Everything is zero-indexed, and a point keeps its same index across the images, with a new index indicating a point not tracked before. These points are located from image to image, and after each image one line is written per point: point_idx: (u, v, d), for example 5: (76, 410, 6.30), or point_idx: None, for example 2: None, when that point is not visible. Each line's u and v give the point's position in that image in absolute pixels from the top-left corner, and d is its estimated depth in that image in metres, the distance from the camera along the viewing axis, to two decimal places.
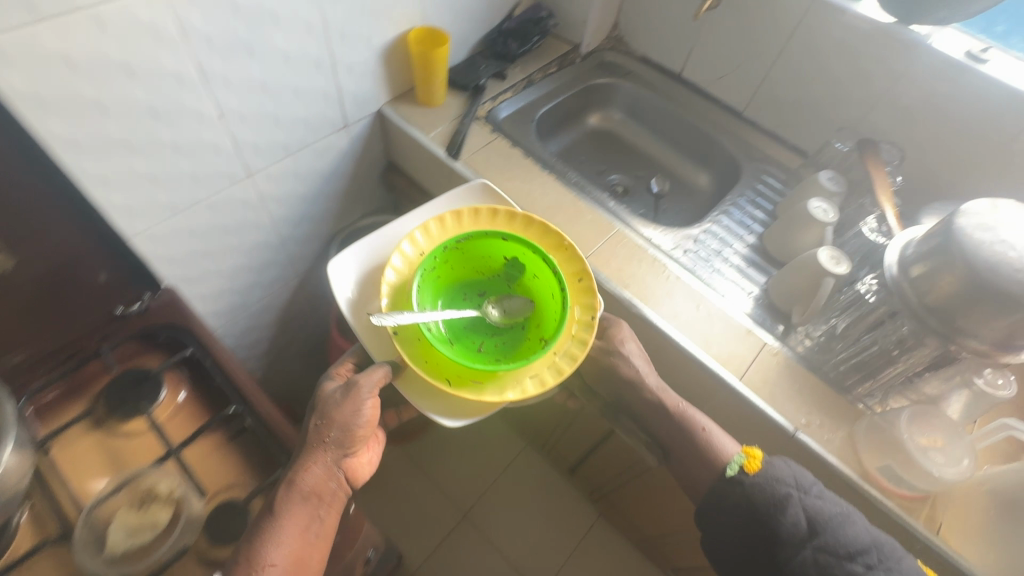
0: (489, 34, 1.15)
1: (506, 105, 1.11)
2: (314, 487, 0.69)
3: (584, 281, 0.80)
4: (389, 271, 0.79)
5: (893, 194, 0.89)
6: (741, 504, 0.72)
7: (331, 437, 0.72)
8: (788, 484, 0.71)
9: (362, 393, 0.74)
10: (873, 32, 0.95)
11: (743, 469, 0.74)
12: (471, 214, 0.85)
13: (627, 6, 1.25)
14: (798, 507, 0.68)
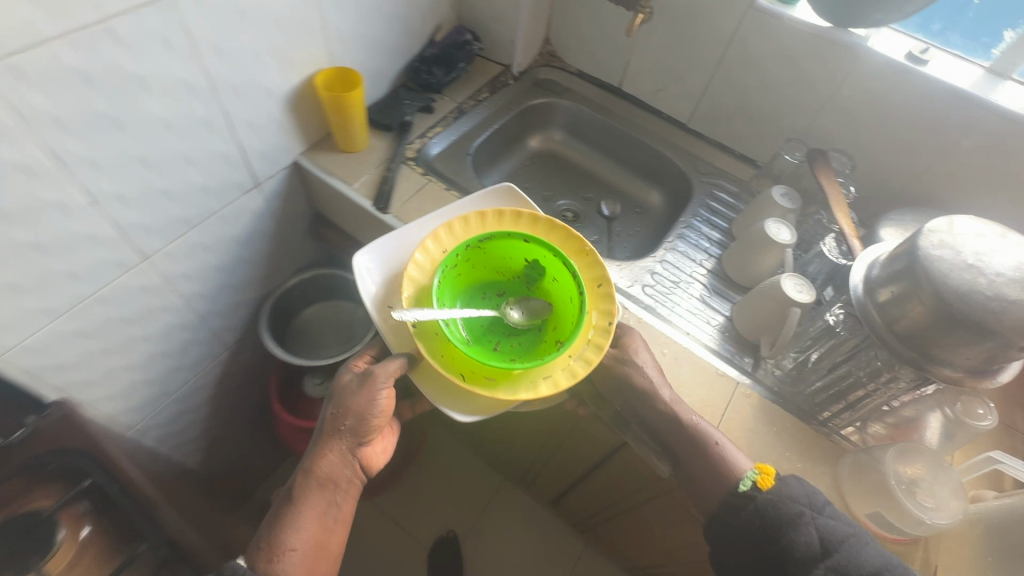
0: (410, 65, 1.06)
1: (438, 141, 1.02)
2: (330, 473, 0.75)
3: (602, 288, 0.77)
4: (412, 267, 0.77)
5: (848, 210, 0.85)
6: (753, 523, 0.67)
7: (346, 427, 0.75)
8: (800, 501, 0.66)
9: (378, 386, 0.74)
10: (810, 37, 0.91)
11: (754, 485, 0.69)
12: (496, 214, 0.82)
13: (556, 20, 1.17)
14: (811, 525, 0.64)
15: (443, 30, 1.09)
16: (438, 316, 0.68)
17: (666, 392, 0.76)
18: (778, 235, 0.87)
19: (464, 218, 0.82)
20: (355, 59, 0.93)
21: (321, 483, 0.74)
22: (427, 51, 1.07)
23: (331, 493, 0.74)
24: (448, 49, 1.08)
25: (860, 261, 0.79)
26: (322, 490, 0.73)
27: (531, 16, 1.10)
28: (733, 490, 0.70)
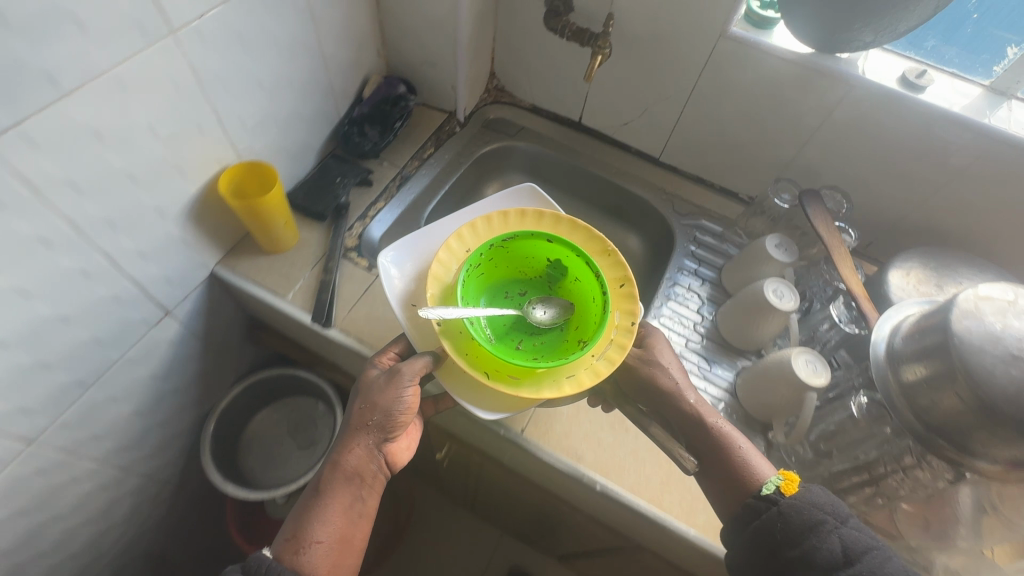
0: (338, 131, 0.90)
1: (384, 219, 0.88)
2: (353, 473, 0.64)
3: (625, 288, 0.71)
4: (435, 265, 0.72)
5: (856, 270, 0.76)
6: (771, 533, 0.58)
7: (373, 420, 0.65)
8: (823, 507, 0.57)
9: (407, 379, 0.65)
10: (792, 68, 0.79)
11: (776, 493, 0.60)
12: (518, 213, 0.77)
13: (501, 53, 1.03)
14: (834, 536, 0.55)
15: (372, 84, 0.93)
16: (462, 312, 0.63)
17: (690, 394, 0.67)
18: (779, 301, 0.77)
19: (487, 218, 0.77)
20: (267, 145, 0.77)
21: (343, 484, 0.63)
22: (356, 111, 0.92)
23: (355, 495, 0.64)
24: (381, 106, 0.93)
25: (879, 333, 0.71)
26: (349, 484, 0.64)
27: (471, 56, 0.95)
28: (754, 498, 0.60)
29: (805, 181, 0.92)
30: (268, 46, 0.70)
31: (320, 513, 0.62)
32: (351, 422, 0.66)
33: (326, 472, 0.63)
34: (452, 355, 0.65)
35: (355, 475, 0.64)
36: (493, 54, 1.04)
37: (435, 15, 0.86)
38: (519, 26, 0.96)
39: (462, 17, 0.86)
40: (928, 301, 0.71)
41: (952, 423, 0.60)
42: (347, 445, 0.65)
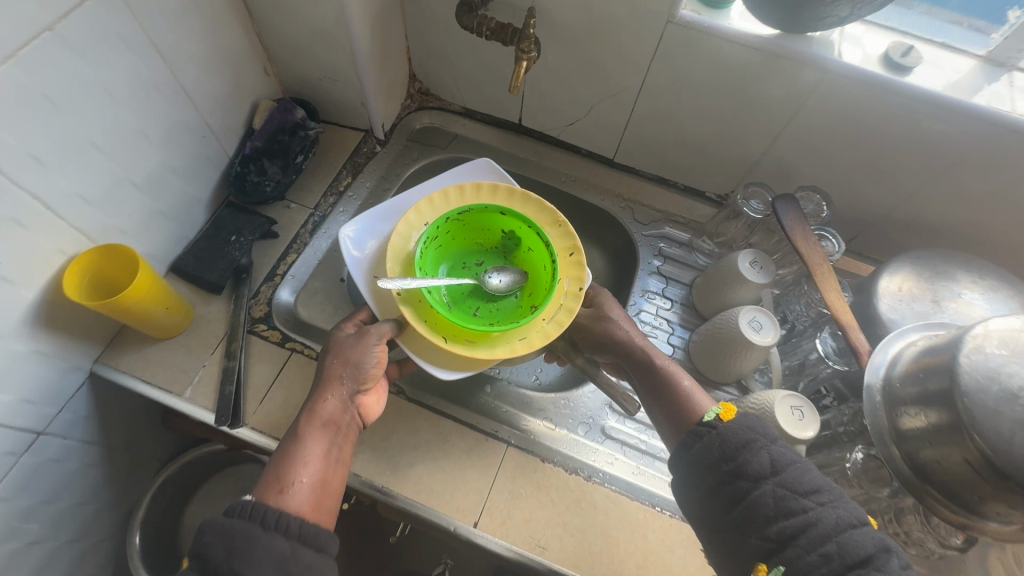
0: (229, 176, 0.76)
1: (296, 275, 0.75)
2: (329, 421, 0.58)
3: (573, 256, 0.71)
4: (395, 236, 0.69)
5: (841, 296, 0.65)
6: (708, 454, 0.56)
7: (345, 372, 0.61)
8: (754, 426, 0.56)
9: (378, 335, 0.62)
10: (754, 55, 0.66)
11: (715, 420, 0.58)
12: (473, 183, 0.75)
13: (418, 52, 0.87)
14: (764, 452, 0.54)
15: (263, 112, 0.78)
16: (420, 280, 0.61)
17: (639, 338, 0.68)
18: (756, 334, 0.67)
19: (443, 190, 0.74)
20: (129, 217, 0.63)
21: (320, 432, 0.57)
22: (249, 148, 0.76)
23: (332, 443, 0.58)
24: (279, 138, 0.78)
25: (873, 370, 0.61)
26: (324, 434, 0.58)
27: (379, 65, 0.80)
28: (696, 425, 0.59)
29: (778, 177, 0.80)
30: (97, 103, 0.55)
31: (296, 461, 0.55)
32: (319, 379, 0.61)
33: (298, 422, 0.57)
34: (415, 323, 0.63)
35: (331, 423, 0.58)
36: (408, 55, 0.88)
37: (322, 25, 0.70)
38: (433, 23, 0.80)
39: (356, 25, 0.70)
40: (927, 326, 0.62)
41: (960, 487, 0.51)
42: (319, 395, 0.59)
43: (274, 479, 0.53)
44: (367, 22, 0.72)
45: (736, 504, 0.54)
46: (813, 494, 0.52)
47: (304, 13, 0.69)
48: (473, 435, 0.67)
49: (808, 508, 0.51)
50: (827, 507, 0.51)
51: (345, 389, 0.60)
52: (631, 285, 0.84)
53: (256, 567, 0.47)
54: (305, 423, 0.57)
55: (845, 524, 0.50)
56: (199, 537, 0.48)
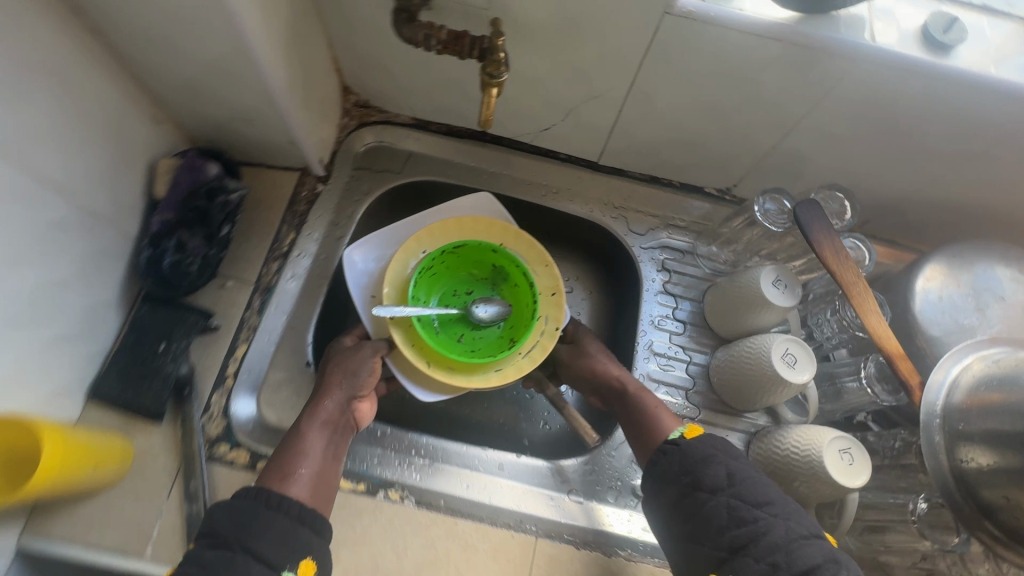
0: (141, 267, 0.60)
1: (251, 371, 0.63)
2: (329, 421, 0.58)
3: (555, 295, 0.69)
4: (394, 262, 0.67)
5: (886, 326, 0.58)
6: (670, 470, 0.57)
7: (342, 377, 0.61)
8: (715, 443, 0.58)
9: (373, 349, 0.63)
10: (768, 45, 0.54)
11: (679, 438, 0.59)
12: (472, 218, 0.70)
13: (348, 63, 0.70)
14: (722, 466, 0.55)
15: (164, 173, 0.61)
16: (413, 310, 0.60)
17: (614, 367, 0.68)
18: (793, 371, 0.60)
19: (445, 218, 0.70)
20: (15, 363, 0.48)
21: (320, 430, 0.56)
22: (157, 223, 0.61)
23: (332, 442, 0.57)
24: (192, 205, 0.62)
25: (932, 396, 0.54)
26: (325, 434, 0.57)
27: (303, 91, 0.63)
28: (661, 442, 0.59)
29: (789, 170, 0.71)
30: None
31: (297, 457, 0.54)
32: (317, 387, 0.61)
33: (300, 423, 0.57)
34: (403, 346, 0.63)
35: (331, 423, 0.58)
36: (336, 65, 0.71)
37: (218, 60, 0.53)
38: (363, 28, 0.63)
39: (266, 56, 0.53)
40: (981, 345, 0.56)
41: None
42: (318, 397, 0.58)
43: (277, 470, 0.52)
44: (278, 47, 0.55)
45: (692, 517, 0.54)
46: (766, 504, 0.53)
47: (192, 49, 0.52)
48: (496, 534, 0.59)
49: (759, 518, 0.52)
50: (779, 518, 0.52)
51: (343, 393, 0.60)
52: (637, 312, 0.75)
53: (258, 544, 0.46)
54: (305, 422, 0.56)
55: (795, 534, 0.51)
56: (208, 516, 0.48)
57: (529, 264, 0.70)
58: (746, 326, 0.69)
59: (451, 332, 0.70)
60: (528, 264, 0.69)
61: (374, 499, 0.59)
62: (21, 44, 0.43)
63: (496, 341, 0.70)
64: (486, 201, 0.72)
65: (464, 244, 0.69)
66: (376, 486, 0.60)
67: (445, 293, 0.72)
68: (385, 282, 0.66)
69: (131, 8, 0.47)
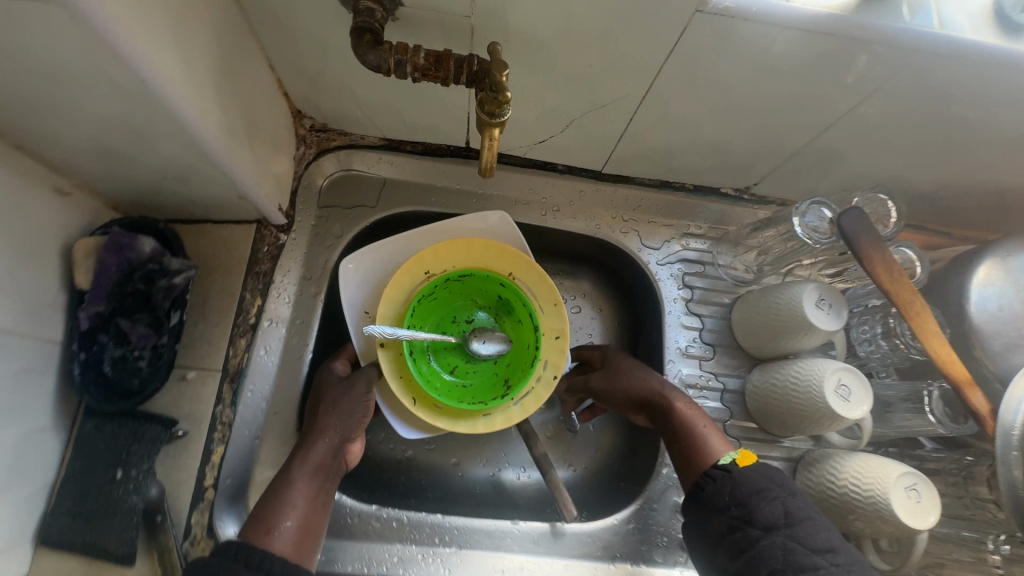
0: (76, 380, 0.48)
1: (232, 478, 0.53)
2: (320, 467, 0.51)
3: (558, 339, 0.59)
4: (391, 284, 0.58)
5: (954, 355, 0.52)
6: (720, 502, 0.50)
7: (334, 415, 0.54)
8: (772, 476, 0.50)
9: (367, 383, 0.55)
10: (818, 40, 0.45)
11: (732, 464, 0.52)
12: (484, 243, 0.60)
13: (298, 86, 0.57)
14: (780, 503, 0.48)
15: (84, 258, 0.49)
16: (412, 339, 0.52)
17: (656, 379, 0.60)
18: (846, 406, 0.54)
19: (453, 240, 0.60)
20: None
21: (309, 478, 0.50)
22: (86, 318, 0.49)
23: (321, 491, 0.50)
24: (126, 291, 0.51)
25: (1010, 419, 0.49)
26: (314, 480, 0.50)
27: (247, 134, 0.51)
28: (712, 467, 0.52)
29: (818, 167, 0.63)
30: None
31: (280, 507, 0.48)
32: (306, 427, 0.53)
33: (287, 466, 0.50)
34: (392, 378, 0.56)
35: (322, 470, 0.51)
36: (282, 89, 0.58)
37: (129, 121, 0.40)
38: (312, 46, 0.51)
39: (194, 108, 0.41)
40: None
41: None
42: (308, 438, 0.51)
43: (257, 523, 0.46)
44: (207, 92, 0.43)
45: (739, 557, 0.47)
46: (826, 551, 0.45)
47: (89, 111, 0.39)
48: None
49: (819, 566, 0.44)
50: (840, 569, 0.44)
51: (336, 435, 0.53)
52: (661, 340, 0.68)
53: None
54: (294, 470, 0.49)
55: None
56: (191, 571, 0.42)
57: (535, 302, 0.60)
58: (785, 350, 0.62)
59: (443, 362, 0.62)
60: (534, 301, 0.60)
61: None
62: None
63: (489, 380, 0.62)
64: (504, 224, 0.62)
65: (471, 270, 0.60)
66: None
67: (443, 317, 0.63)
68: (384, 304, 0.58)
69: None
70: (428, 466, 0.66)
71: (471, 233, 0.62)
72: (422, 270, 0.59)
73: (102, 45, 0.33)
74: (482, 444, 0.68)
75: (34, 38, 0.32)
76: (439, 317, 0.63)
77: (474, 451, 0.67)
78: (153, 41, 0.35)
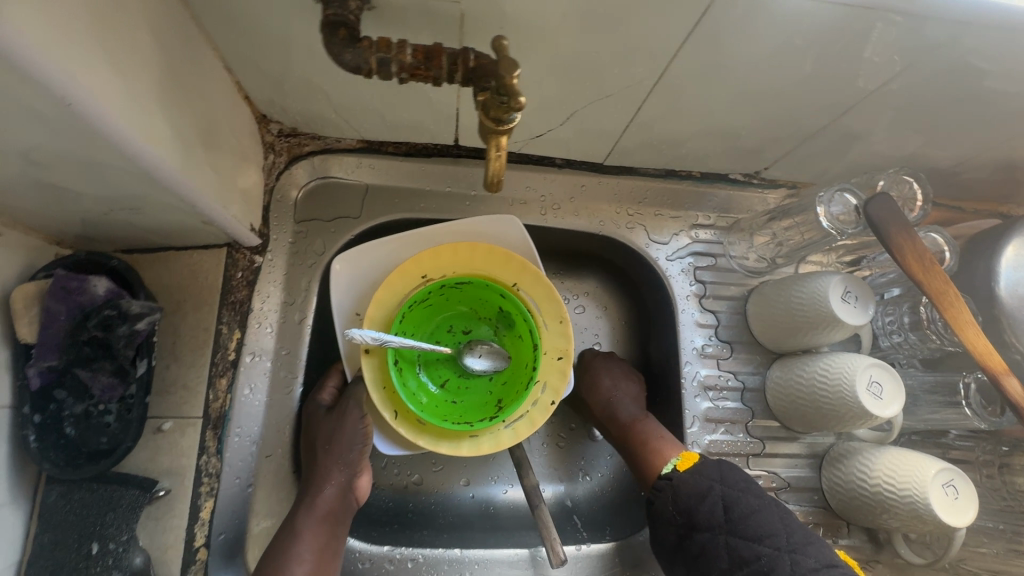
0: (32, 448, 0.42)
1: (226, 533, 0.48)
2: (326, 514, 0.48)
3: (561, 360, 0.55)
4: (383, 290, 0.53)
5: (990, 345, 0.49)
6: (666, 510, 0.51)
7: (333, 457, 0.50)
8: (708, 472, 0.52)
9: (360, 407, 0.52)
10: (853, 15, 0.40)
11: (672, 470, 0.53)
12: (485, 251, 0.55)
13: (262, 88, 0.50)
14: (717, 501, 0.50)
15: (25, 307, 0.42)
16: (402, 346, 0.47)
17: (607, 387, 0.61)
18: (876, 401, 0.52)
19: (451, 245, 0.55)
20: None
21: (316, 528, 0.47)
22: (36, 375, 0.43)
23: (330, 538, 0.48)
24: (81, 338, 0.44)
25: None
26: (322, 530, 0.48)
27: (206, 151, 0.44)
28: (655, 479, 0.53)
29: (836, 149, 0.59)
30: None
31: (286, 561, 0.45)
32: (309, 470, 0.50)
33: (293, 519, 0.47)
34: (374, 387, 0.51)
35: (331, 517, 0.48)
36: (243, 92, 0.51)
37: (59, 152, 0.33)
38: (274, 43, 0.43)
39: (138, 130, 0.34)
40: None
41: None
42: (314, 486, 0.49)
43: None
44: (152, 108, 0.36)
45: (691, 560, 0.49)
46: (767, 537, 0.48)
47: (5, 144, 0.32)
48: None
49: (762, 555, 0.47)
50: (783, 552, 0.47)
51: (341, 476, 0.50)
52: (677, 341, 0.64)
53: None
54: (300, 521, 0.47)
55: (803, 571, 0.46)
56: None
57: (538, 317, 0.55)
58: (806, 345, 0.59)
59: (434, 375, 0.57)
60: (537, 316, 0.55)
61: None
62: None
63: (480, 399, 0.57)
64: (510, 228, 0.57)
65: (469, 278, 0.55)
66: None
67: (437, 326, 0.59)
68: (374, 307, 0.53)
69: None
70: (437, 491, 0.62)
71: (469, 239, 0.57)
72: (420, 273, 0.54)
73: (9, 66, 0.26)
74: (493, 463, 0.63)
75: None
76: (432, 328, 0.59)
77: (485, 472, 0.63)
78: (77, 54, 0.29)
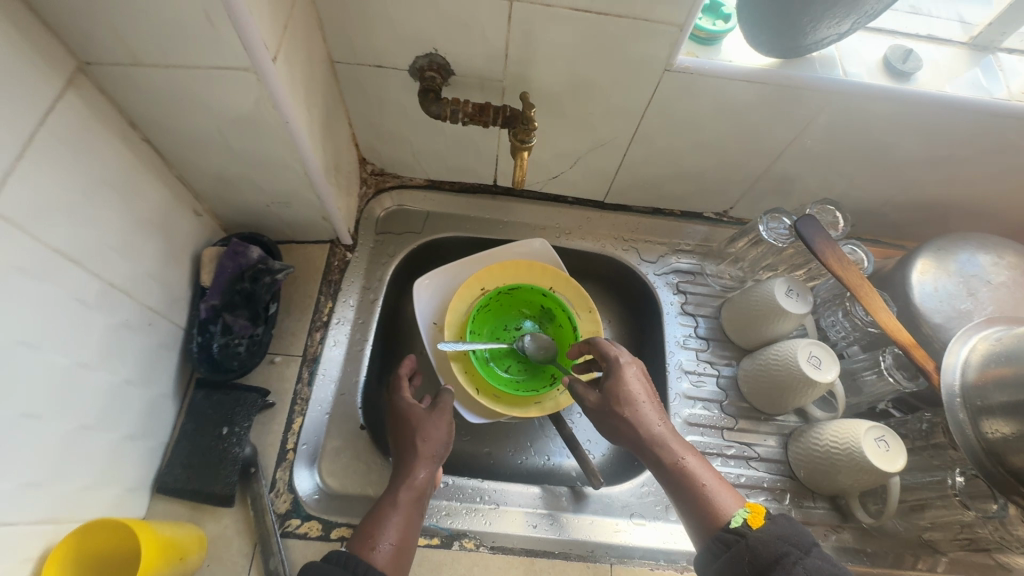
0: (195, 356, 0.61)
1: (308, 444, 0.64)
2: (417, 494, 0.56)
3: None
4: (456, 301, 0.73)
5: (901, 326, 0.63)
6: (738, 570, 0.48)
7: (426, 447, 0.59)
8: (788, 536, 0.48)
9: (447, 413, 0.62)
10: (756, 92, 0.62)
11: (743, 527, 0.50)
12: (525, 262, 0.76)
13: (369, 138, 0.75)
14: (799, 569, 0.46)
15: (209, 261, 0.64)
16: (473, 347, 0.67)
17: (653, 414, 0.59)
18: (818, 371, 0.65)
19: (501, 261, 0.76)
20: (88, 468, 0.50)
21: (408, 502, 0.56)
22: (205, 309, 0.62)
23: (416, 513, 0.56)
24: (237, 288, 0.64)
25: (949, 376, 0.60)
26: (411, 507, 0.56)
27: (334, 171, 0.67)
28: (722, 531, 0.51)
29: (778, 190, 0.78)
30: (10, 354, 0.41)
31: (382, 526, 0.54)
32: (402, 453, 0.59)
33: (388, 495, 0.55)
34: (461, 377, 0.71)
35: (419, 495, 0.56)
36: (356, 142, 0.76)
37: (263, 155, 0.57)
38: (385, 108, 0.69)
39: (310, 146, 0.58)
40: (984, 326, 0.62)
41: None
42: (408, 465, 0.58)
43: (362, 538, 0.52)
44: (317, 137, 0.60)
45: None
46: None
47: (237, 148, 0.56)
48: (573, 566, 0.61)
49: None
50: None
51: (433, 461, 0.59)
52: (662, 334, 0.80)
53: None
54: (399, 493, 0.55)
55: None
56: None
57: (573, 309, 0.74)
58: (767, 338, 0.74)
59: (499, 364, 0.74)
60: (573, 309, 0.74)
61: (450, 550, 0.61)
62: (79, 166, 0.46)
63: (537, 376, 0.75)
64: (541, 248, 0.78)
65: (518, 285, 0.74)
66: (450, 537, 0.61)
67: (496, 326, 0.77)
68: (450, 313, 0.73)
69: (186, 118, 0.52)
70: (464, 450, 0.76)
71: (507, 254, 0.78)
72: (479, 285, 0.74)
73: (269, 102, 0.50)
74: (510, 436, 0.78)
75: (224, 97, 0.49)
76: (493, 325, 0.76)
77: (504, 439, 0.78)
78: (295, 99, 0.53)
